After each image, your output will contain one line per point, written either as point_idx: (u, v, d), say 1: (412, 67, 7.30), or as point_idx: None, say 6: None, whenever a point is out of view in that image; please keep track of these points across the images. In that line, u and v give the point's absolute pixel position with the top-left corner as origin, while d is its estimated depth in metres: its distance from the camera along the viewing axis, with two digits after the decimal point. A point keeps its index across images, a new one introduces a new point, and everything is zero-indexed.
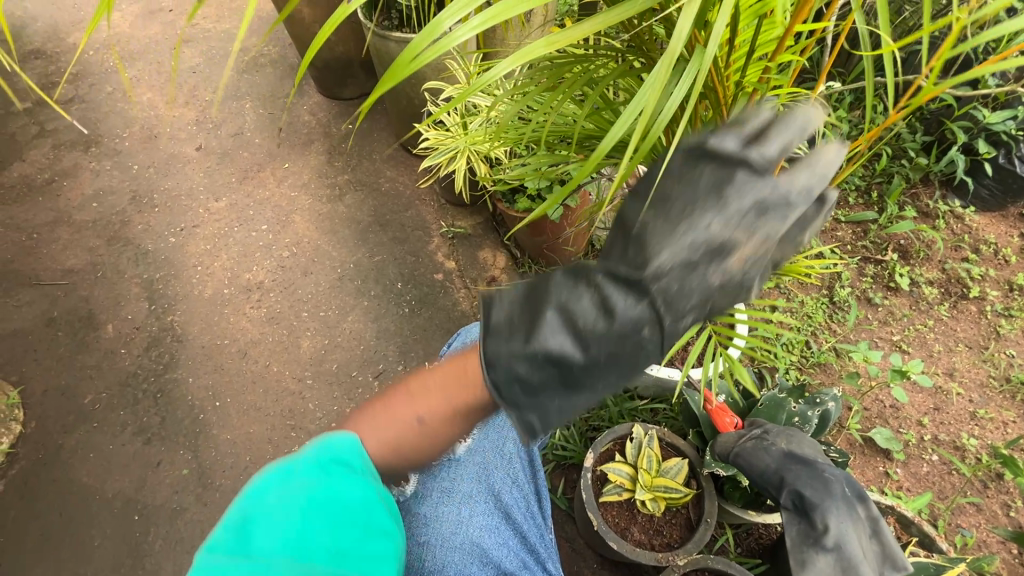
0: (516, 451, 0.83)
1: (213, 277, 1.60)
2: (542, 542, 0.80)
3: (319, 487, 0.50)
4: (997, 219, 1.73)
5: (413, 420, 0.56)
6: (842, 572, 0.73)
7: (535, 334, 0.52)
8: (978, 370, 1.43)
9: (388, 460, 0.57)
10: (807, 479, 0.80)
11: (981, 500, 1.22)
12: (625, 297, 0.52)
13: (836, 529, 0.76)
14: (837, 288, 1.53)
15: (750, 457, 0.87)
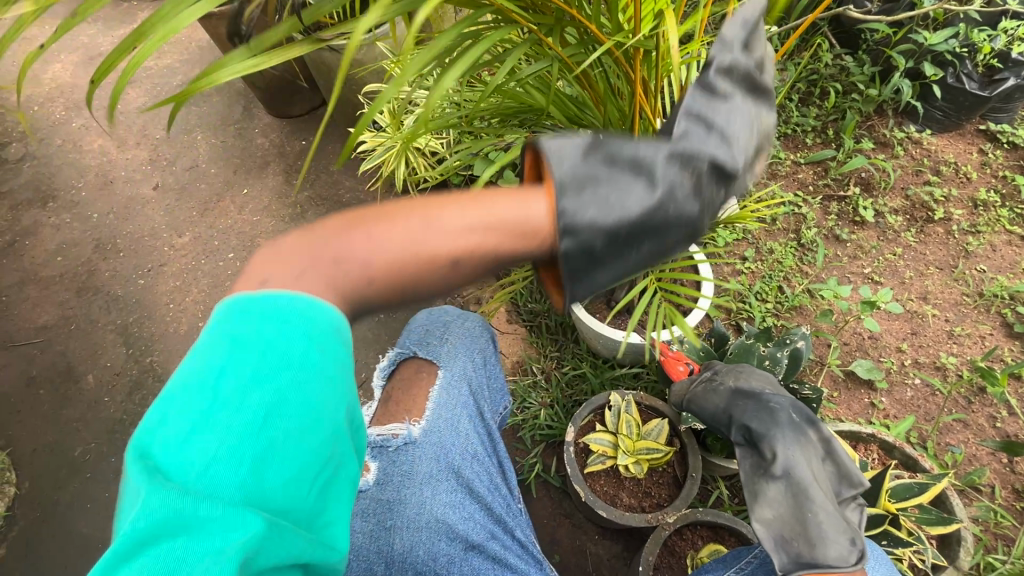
0: (474, 425, 0.77)
1: (187, 312, 1.59)
2: (509, 511, 0.76)
3: (299, 360, 0.40)
4: (955, 138, 1.73)
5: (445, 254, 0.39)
6: (792, 498, 0.73)
7: (612, 191, 0.42)
8: (951, 290, 1.44)
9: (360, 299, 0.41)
10: (753, 412, 0.81)
11: (966, 416, 1.23)
12: (711, 188, 0.47)
13: (785, 458, 0.76)
14: (803, 230, 1.53)
15: (700, 400, 0.89)
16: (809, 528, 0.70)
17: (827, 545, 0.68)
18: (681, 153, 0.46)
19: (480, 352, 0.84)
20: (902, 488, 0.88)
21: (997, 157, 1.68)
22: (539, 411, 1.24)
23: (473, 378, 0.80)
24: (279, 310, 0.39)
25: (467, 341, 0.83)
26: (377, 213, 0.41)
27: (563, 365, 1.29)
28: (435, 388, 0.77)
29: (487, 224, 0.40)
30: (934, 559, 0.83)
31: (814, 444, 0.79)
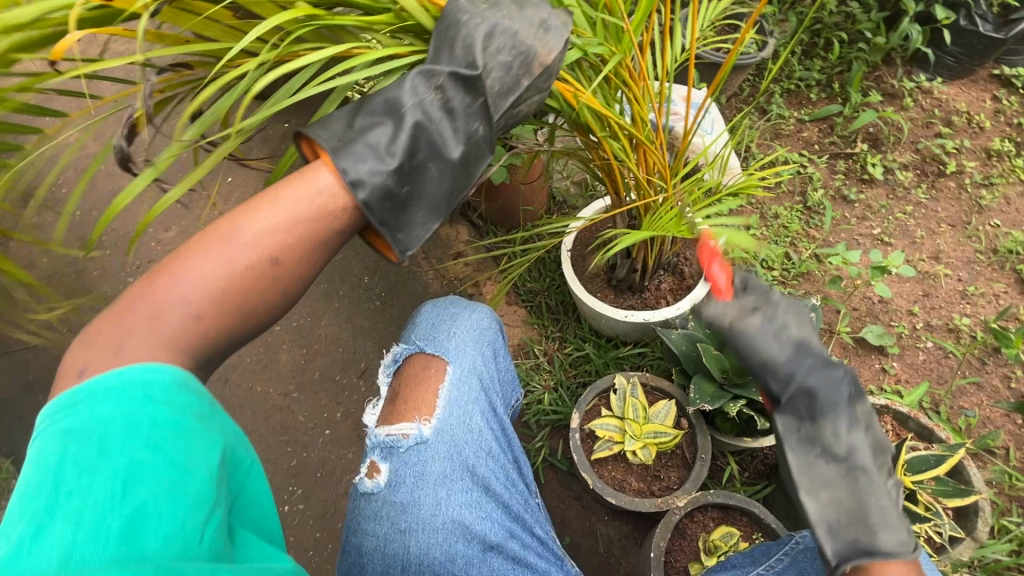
0: (488, 421, 0.72)
1: None
2: (526, 507, 0.72)
3: (147, 424, 0.45)
4: (966, 86, 1.64)
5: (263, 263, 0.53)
6: (851, 479, 0.62)
7: (372, 138, 0.57)
8: (964, 247, 1.39)
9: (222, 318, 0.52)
10: (821, 375, 0.65)
11: (981, 378, 1.20)
12: (463, 95, 0.59)
13: (835, 433, 0.63)
14: (809, 192, 1.48)
15: (754, 340, 0.68)
16: (859, 518, 0.60)
17: (891, 530, 0.59)
18: (429, 77, 0.58)
19: (490, 344, 0.77)
20: (917, 461, 0.85)
21: (1011, 103, 1.59)
22: (543, 394, 1.22)
23: (484, 372, 0.74)
24: (113, 386, 0.46)
25: (475, 331, 0.76)
26: (189, 251, 0.52)
27: (566, 346, 1.27)
28: (445, 385, 0.70)
29: (286, 223, 0.53)
30: (951, 531, 0.81)
31: (861, 411, 0.66)
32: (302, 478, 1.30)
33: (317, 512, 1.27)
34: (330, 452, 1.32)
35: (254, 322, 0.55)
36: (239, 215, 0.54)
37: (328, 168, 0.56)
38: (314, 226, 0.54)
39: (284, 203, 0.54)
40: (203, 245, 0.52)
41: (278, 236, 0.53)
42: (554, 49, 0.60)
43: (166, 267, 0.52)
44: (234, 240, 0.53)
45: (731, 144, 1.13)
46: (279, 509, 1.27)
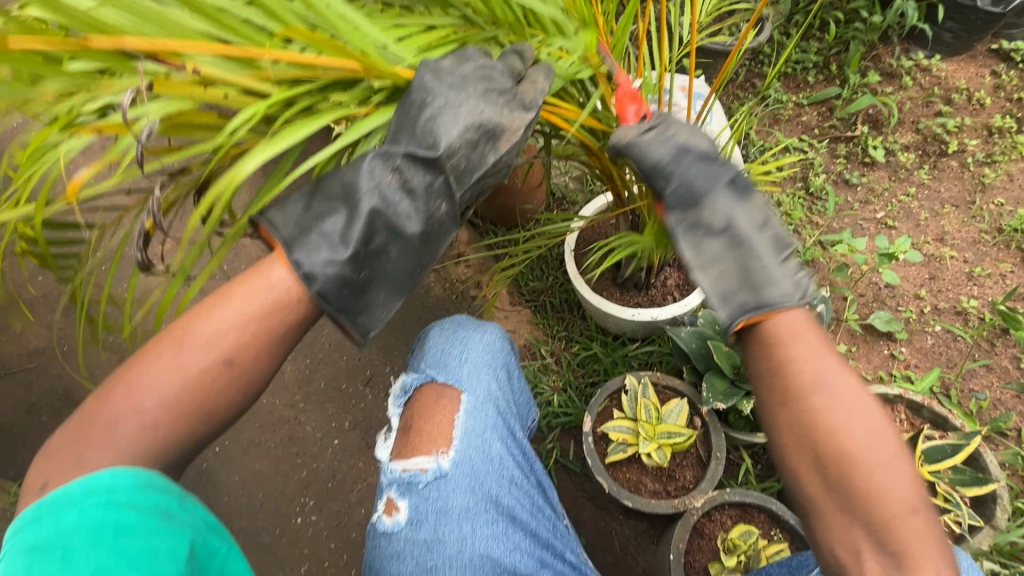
0: (507, 447, 0.71)
1: None
2: (554, 533, 0.72)
3: (110, 531, 0.44)
4: (965, 62, 1.62)
5: (218, 364, 0.53)
6: (740, 272, 0.59)
7: (330, 223, 0.58)
8: (968, 228, 1.38)
9: (180, 422, 0.52)
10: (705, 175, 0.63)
11: (990, 360, 1.20)
12: (424, 174, 0.61)
13: (715, 218, 0.60)
14: (811, 178, 1.46)
15: (645, 149, 0.65)
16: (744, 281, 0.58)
17: (771, 287, 0.57)
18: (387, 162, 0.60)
19: (503, 368, 0.77)
20: (934, 451, 0.85)
21: (1011, 77, 1.57)
22: (553, 396, 1.21)
23: (499, 398, 0.74)
24: (77, 495, 0.45)
25: (486, 356, 0.76)
26: (143, 359, 0.52)
27: (573, 346, 1.25)
28: (461, 415, 0.70)
29: (242, 320, 0.54)
30: (970, 521, 0.81)
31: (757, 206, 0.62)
32: (313, 489, 1.29)
33: (330, 523, 1.27)
34: (340, 463, 1.32)
35: (216, 418, 0.54)
36: (195, 315, 0.54)
37: (282, 263, 0.57)
38: (270, 320, 0.55)
39: (238, 300, 0.54)
40: (169, 343, 0.53)
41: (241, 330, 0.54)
42: (519, 131, 0.63)
43: (120, 377, 0.52)
44: (187, 345, 0.53)
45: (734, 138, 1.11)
46: (292, 521, 1.27)
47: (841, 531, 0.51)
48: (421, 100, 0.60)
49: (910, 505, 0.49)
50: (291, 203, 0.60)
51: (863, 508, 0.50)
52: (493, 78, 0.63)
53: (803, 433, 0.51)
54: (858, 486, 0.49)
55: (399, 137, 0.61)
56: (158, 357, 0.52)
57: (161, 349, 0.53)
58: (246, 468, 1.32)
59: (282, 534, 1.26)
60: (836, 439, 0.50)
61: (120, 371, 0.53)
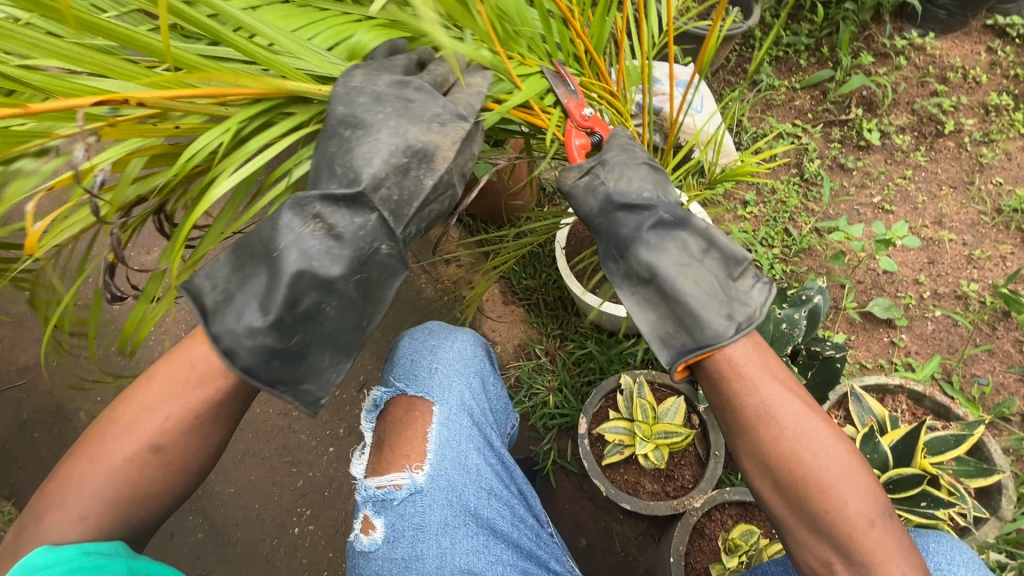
0: (484, 456, 0.69)
1: (169, 333, 1.53)
2: (539, 542, 0.71)
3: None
4: (960, 40, 1.58)
5: (145, 450, 0.56)
6: (671, 310, 0.61)
7: (257, 286, 0.57)
8: (967, 209, 1.35)
9: (117, 508, 0.55)
10: (626, 219, 0.66)
11: (992, 345, 1.18)
12: (352, 215, 0.58)
13: (646, 260, 0.63)
14: (806, 164, 1.43)
15: (577, 201, 0.69)
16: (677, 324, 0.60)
17: (702, 323, 0.59)
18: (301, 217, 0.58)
19: (476, 375, 0.75)
20: (936, 442, 0.83)
21: (1008, 53, 1.54)
22: (548, 397, 1.19)
23: (473, 406, 0.72)
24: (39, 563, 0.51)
25: (457, 363, 0.74)
26: (78, 452, 0.56)
27: (568, 344, 1.23)
28: (433, 428, 0.68)
29: (168, 403, 0.56)
30: (976, 513, 0.79)
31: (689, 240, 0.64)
32: (310, 498, 1.28)
33: (328, 531, 1.25)
34: (336, 470, 1.30)
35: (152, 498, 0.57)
36: (125, 401, 0.57)
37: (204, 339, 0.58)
38: (194, 398, 0.57)
39: (164, 382, 0.57)
40: (110, 417, 0.57)
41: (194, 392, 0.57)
42: (451, 152, 0.61)
43: (58, 472, 0.55)
44: (118, 433, 0.56)
45: (723, 124, 1.08)
46: (289, 532, 1.26)
47: (812, 545, 0.54)
48: (340, 137, 0.59)
49: (868, 518, 0.52)
50: (215, 266, 0.58)
51: (825, 521, 0.52)
52: (415, 101, 0.62)
53: (761, 457, 0.55)
54: (816, 501, 0.53)
55: (320, 184, 0.60)
56: (90, 450, 0.55)
57: (95, 440, 0.56)
58: (241, 479, 1.30)
59: (280, 544, 1.25)
60: (797, 457, 0.54)
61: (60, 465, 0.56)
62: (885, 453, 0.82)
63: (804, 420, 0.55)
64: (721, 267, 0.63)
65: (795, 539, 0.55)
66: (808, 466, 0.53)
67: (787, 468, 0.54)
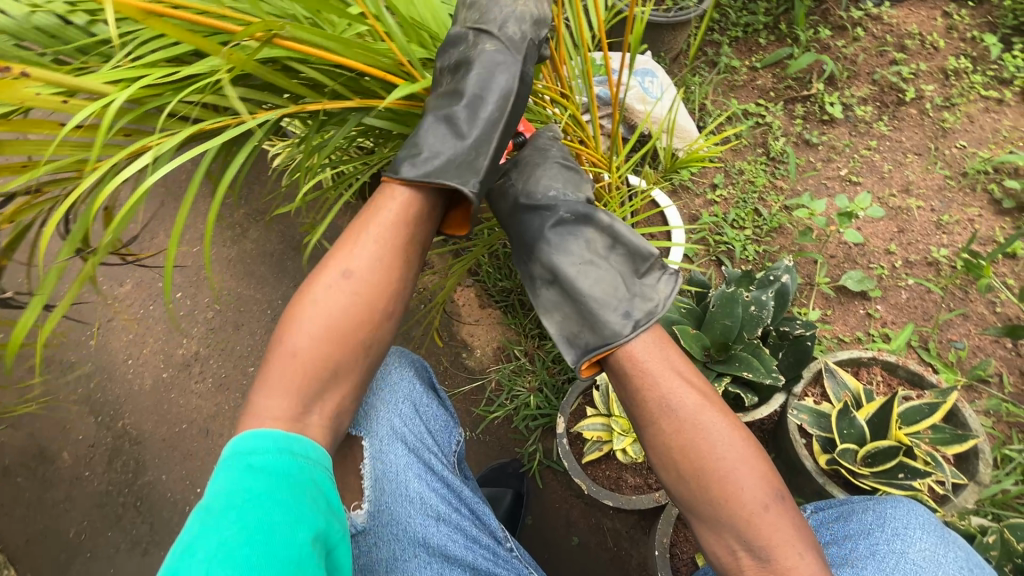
0: (427, 482, 0.70)
1: (147, 365, 1.52)
2: (496, 559, 0.71)
3: (258, 491, 0.47)
4: (916, 7, 1.58)
5: (338, 277, 0.63)
6: (576, 306, 0.74)
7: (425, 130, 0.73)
8: (933, 175, 1.36)
9: (332, 348, 0.60)
10: (536, 224, 0.79)
11: (965, 308, 1.18)
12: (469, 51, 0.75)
13: (553, 263, 0.76)
14: (771, 142, 1.43)
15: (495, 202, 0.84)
16: (586, 317, 0.72)
17: (603, 318, 0.71)
18: (445, 114, 0.72)
19: (406, 401, 0.75)
20: (911, 412, 0.83)
21: (963, 17, 1.53)
22: (529, 397, 1.18)
23: (406, 433, 0.73)
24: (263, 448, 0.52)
25: (385, 392, 0.74)
26: (288, 320, 0.61)
27: (545, 342, 1.22)
28: (366, 462, 0.68)
29: (376, 239, 0.65)
30: (955, 479, 0.79)
31: (595, 238, 0.78)
32: None
33: None
34: None
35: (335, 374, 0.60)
36: (332, 259, 0.64)
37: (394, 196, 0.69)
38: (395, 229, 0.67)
39: (368, 231, 0.65)
40: (307, 293, 0.62)
41: (374, 271, 0.64)
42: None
43: (273, 353, 0.59)
44: (329, 286, 0.62)
45: (677, 108, 1.07)
46: None
47: (717, 539, 0.57)
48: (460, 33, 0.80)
49: (762, 501, 0.56)
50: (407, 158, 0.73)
51: (726, 509, 0.56)
52: None
53: (663, 450, 0.61)
54: (714, 492, 0.57)
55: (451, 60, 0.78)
56: (303, 307, 0.61)
57: (311, 293, 0.62)
58: None
59: None
60: (687, 451, 0.60)
61: (267, 361, 0.59)
62: (860, 427, 0.82)
63: (701, 413, 0.61)
64: (619, 264, 0.77)
65: (701, 528, 0.58)
66: (704, 455, 0.59)
67: (685, 457, 0.60)
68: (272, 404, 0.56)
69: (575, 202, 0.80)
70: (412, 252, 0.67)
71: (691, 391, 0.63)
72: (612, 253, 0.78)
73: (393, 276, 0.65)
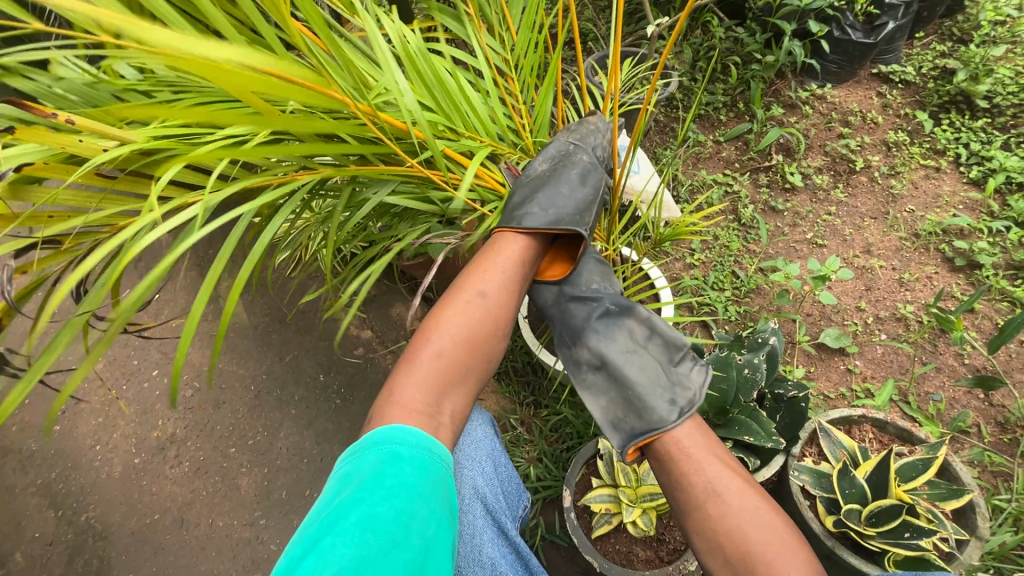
0: (498, 547, 0.72)
1: (118, 450, 1.43)
2: None
3: (395, 481, 0.54)
4: (854, 87, 1.76)
5: (474, 295, 0.74)
6: (622, 393, 0.80)
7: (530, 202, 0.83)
8: (889, 237, 1.47)
9: (464, 351, 0.70)
10: (581, 313, 0.86)
11: (936, 361, 1.25)
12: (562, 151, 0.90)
13: (599, 351, 0.83)
14: (740, 210, 1.53)
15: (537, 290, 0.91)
16: (633, 402, 0.78)
17: (651, 408, 0.77)
18: (550, 192, 0.84)
19: (488, 460, 0.79)
20: (907, 468, 0.86)
21: (896, 96, 1.72)
22: (529, 468, 1.16)
23: (486, 493, 0.75)
24: (401, 447, 0.58)
25: (471, 450, 0.78)
26: (433, 323, 0.71)
27: (541, 411, 1.22)
28: None
29: (502, 270, 0.77)
30: (958, 535, 0.81)
31: (636, 328, 0.86)
32: None
33: None
34: None
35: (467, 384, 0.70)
36: (469, 279, 0.75)
37: (513, 246, 0.80)
38: (517, 268, 0.79)
39: (496, 265, 0.77)
40: (448, 305, 0.73)
41: (502, 295, 0.75)
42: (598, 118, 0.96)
43: (418, 352, 0.68)
44: (466, 301, 0.73)
45: (661, 184, 1.13)
46: None
47: None
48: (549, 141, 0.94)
49: None
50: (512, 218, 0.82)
51: None
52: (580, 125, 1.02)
53: (709, 533, 0.65)
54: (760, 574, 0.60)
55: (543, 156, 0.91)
56: (442, 316, 0.72)
57: (453, 304, 0.73)
58: None
59: None
60: (733, 532, 0.63)
61: (414, 358, 0.68)
62: (862, 486, 0.84)
63: (743, 495, 0.65)
64: (660, 353, 0.84)
65: None
66: (744, 539, 0.62)
67: (732, 540, 0.63)
68: (415, 395, 0.64)
69: (615, 294, 0.88)
70: (524, 286, 0.80)
71: (734, 474, 0.68)
72: (650, 342, 0.85)
73: (514, 303, 0.76)
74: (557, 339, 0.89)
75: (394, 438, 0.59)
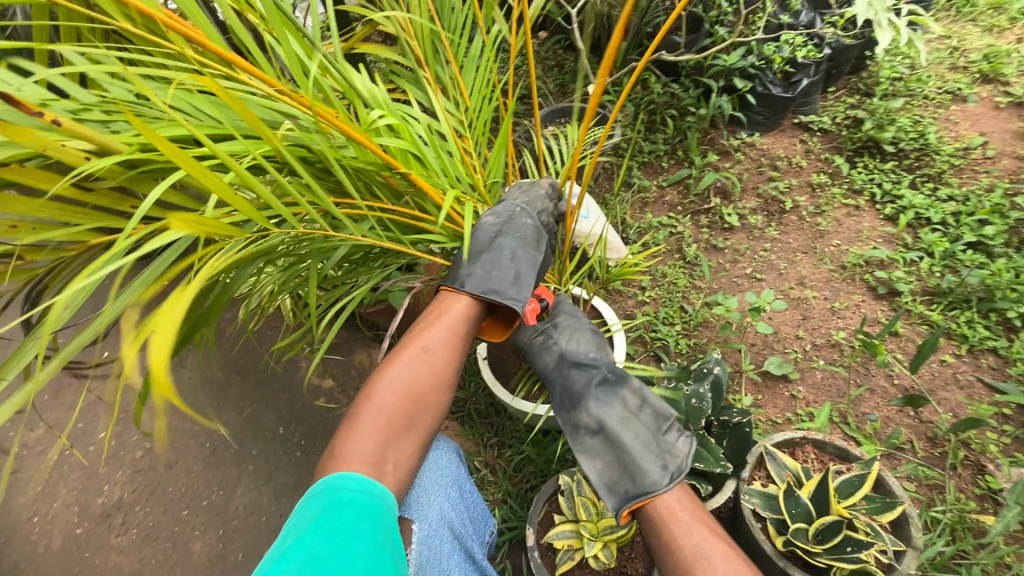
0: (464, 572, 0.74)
1: (57, 521, 1.34)
2: None
3: (337, 524, 0.58)
4: (779, 136, 1.95)
5: (418, 349, 0.77)
6: (617, 457, 0.84)
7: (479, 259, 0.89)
8: (820, 269, 1.59)
9: (407, 402, 0.73)
10: (580, 380, 0.92)
11: (870, 383, 1.34)
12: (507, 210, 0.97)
13: (597, 417, 0.87)
14: (685, 248, 1.64)
15: (536, 356, 0.99)
16: (627, 466, 0.82)
17: (644, 472, 0.81)
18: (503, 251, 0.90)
19: (454, 485, 0.81)
20: (846, 485, 0.91)
21: (816, 143, 1.90)
22: (494, 510, 1.16)
23: (453, 518, 0.77)
24: (344, 491, 0.61)
25: (438, 475, 0.80)
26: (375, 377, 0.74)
27: (505, 451, 1.24)
28: (415, 545, 0.70)
29: (446, 326, 0.80)
30: (895, 547, 0.86)
31: (630, 397, 0.89)
32: None
33: None
34: None
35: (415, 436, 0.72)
36: (418, 335, 0.78)
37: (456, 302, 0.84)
38: (464, 322, 0.83)
39: (444, 323, 0.81)
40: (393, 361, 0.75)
41: (446, 348, 0.78)
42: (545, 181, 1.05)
43: (363, 408, 0.71)
44: (412, 356, 0.76)
45: (606, 228, 1.21)
46: None
47: None
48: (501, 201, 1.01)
49: None
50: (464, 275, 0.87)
51: None
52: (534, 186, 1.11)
53: None
54: None
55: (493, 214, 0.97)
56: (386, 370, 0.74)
57: (396, 362, 0.75)
58: None
59: None
60: None
61: (358, 414, 0.70)
62: (806, 505, 0.89)
63: (729, 563, 0.68)
64: (652, 422, 0.87)
65: None
66: None
67: None
68: (361, 448, 0.67)
69: (612, 362, 0.93)
70: (469, 338, 0.83)
71: (717, 540, 0.70)
72: (642, 411, 0.89)
73: (459, 355, 0.79)
74: (557, 404, 0.94)
75: (337, 484, 0.62)
